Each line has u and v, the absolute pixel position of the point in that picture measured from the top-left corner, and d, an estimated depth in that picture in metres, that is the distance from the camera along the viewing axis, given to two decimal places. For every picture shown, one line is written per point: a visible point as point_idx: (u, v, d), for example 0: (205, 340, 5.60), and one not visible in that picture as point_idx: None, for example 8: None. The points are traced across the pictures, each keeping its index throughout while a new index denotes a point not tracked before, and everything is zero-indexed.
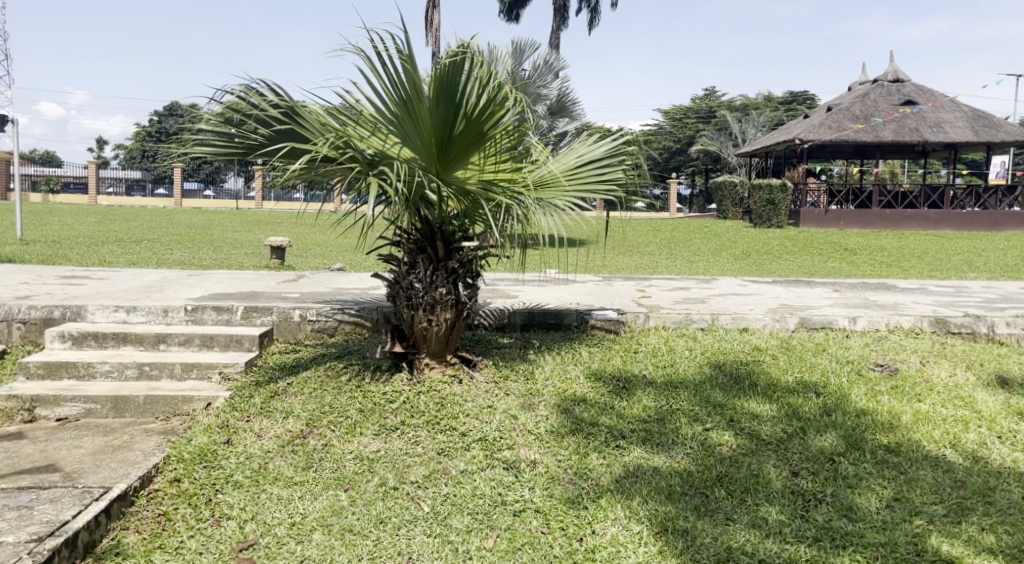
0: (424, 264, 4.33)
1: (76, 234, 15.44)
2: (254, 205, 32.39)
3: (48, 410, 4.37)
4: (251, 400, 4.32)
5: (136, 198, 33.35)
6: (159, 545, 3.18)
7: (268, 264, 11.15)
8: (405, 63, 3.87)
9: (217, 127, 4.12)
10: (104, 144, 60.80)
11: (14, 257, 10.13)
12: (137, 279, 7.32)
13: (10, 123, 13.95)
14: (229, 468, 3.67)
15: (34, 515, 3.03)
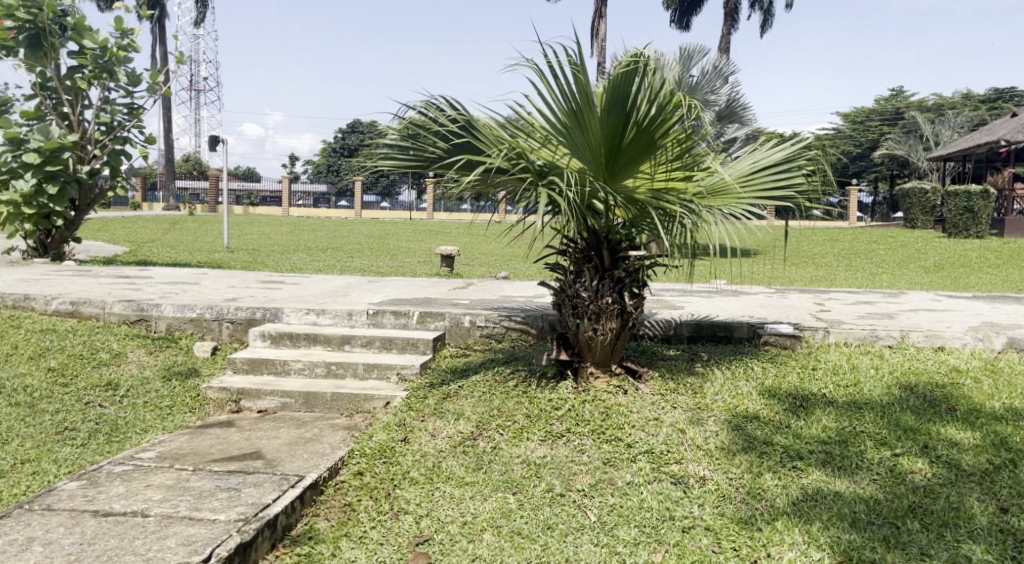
0: (590, 273, 4.36)
1: (272, 243, 16.87)
2: (427, 215, 33.92)
3: (251, 402, 4.79)
4: (425, 400, 4.52)
5: (321, 210, 35.91)
6: (345, 534, 3.38)
7: (439, 271, 11.64)
8: (576, 73, 3.91)
9: (400, 140, 4.35)
10: (294, 160, 66.35)
11: (221, 263, 11.24)
12: (324, 284, 7.87)
13: (219, 142, 15.49)
14: (405, 465, 3.86)
15: (241, 497, 3.31)
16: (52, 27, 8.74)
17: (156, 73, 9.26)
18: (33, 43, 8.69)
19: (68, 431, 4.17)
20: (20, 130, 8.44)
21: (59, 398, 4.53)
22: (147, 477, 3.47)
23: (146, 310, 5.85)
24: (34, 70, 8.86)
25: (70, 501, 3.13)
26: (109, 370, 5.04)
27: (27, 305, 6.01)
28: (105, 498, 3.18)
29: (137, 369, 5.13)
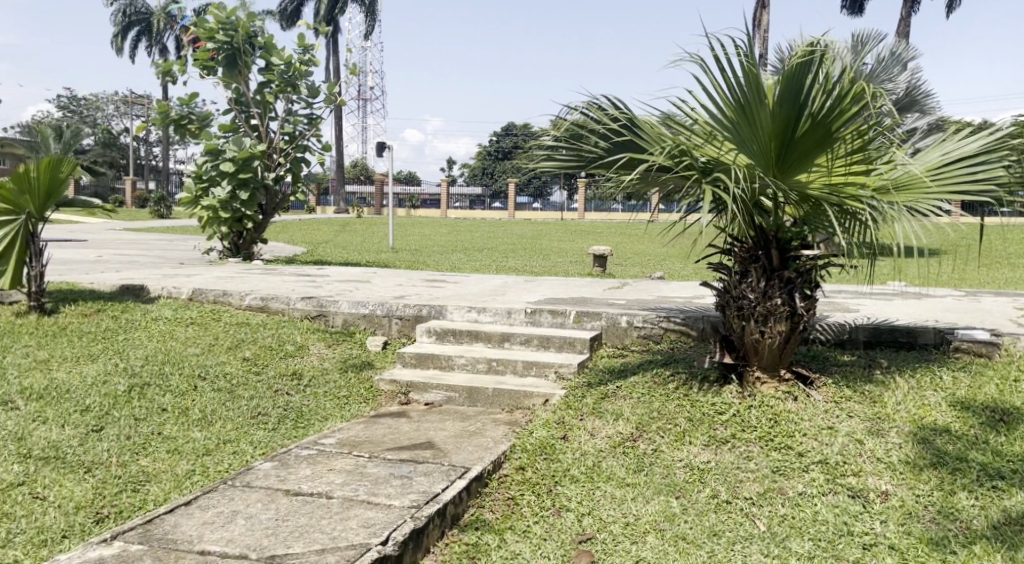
0: (757, 273, 4.16)
1: (432, 243, 17.51)
2: (580, 216, 34.01)
3: (419, 395, 4.98)
4: (583, 400, 4.51)
5: (477, 211, 36.85)
6: (510, 526, 3.43)
7: (594, 271, 11.62)
8: (746, 64, 3.78)
9: (560, 140, 4.33)
10: (451, 163, 68.67)
11: (387, 262, 11.80)
12: (484, 282, 8.06)
13: (386, 149, 16.26)
14: (566, 463, 3.87)
15: (413, 485, 3.44)
16: (245, 47, 9.49)
17: (333, 85, 9.87)
18: (230, 62, 9.45)
19: (261, 415, 4.51)
20: (218, 141, 9.27)
21: (254, 386, 4.91)
22: (329, 461, 3.68)
23: (324, 305, 6.23)
24: (229, 87, 9.66)
25: (264, 480, 3.38)
26: (293, 360, 5.42)
27: (224, 300, 6.57)
28: (294, 479, 3.41)
29: (318, 361, 5.47)
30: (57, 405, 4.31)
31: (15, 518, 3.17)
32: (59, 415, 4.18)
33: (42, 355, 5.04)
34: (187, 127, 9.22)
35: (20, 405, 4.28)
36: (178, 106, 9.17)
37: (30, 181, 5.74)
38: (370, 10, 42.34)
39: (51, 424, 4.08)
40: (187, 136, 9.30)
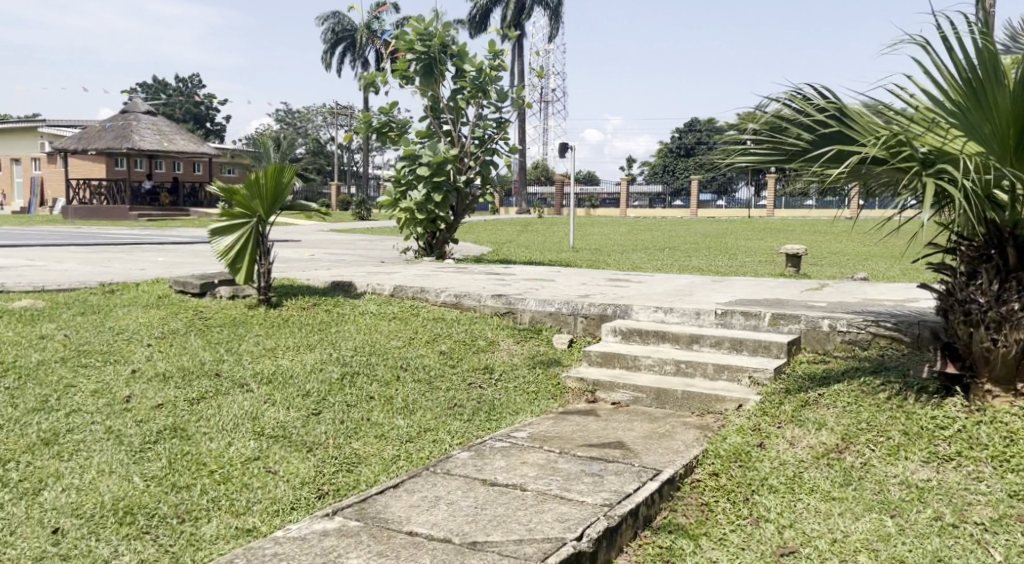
0: (988, 274, 3.76)
1: (613, 243, 17.47)
2: (767, 214, 32.61)
3: (606, 394, 4.95)
4: (781, 407, 4.31)
5: (658, 210, 36.35)
6: (705, 533, 3.32)
7: (785, 272, 11.08)
8: (981, 42, 3.45)
9: (759, 134, 4.10)
10: (632, 163, 68.37)
11: (571, 261, 11.90)
12: (669, 282, 7.92)
13: (569, 150, 16.38)
14: (764, 471, 3.70)
15: (605, 484, 3.41)
16: (440, 56, 9.94)
17: (521, 89, 10.12)
18: (427, 71, 9.95)
19: (457, 407, 4.70)
20: (415, 147, 9.76)
21: (450, 378, 5.13)
22: (523, 455, 3.77)
23: (513, 303, 6.38)
24: (426, 94, 10.14)
25: (463, 468, 3.51)
26: (485, 355, 5.59)
27: (421, 296, 6.91)
28: (490, 469, 3.52)
29: (508, 356, 5.62)
30: (282, 389, 4.73)
31: (252, 487, 3.52)
32: (284, 398, 4.59)
33: (268, 343, 5.56)
34: (388, 134, 9.77)
35: (253, 388, 4.74)
36: (379, 115, 9.72)
37: (259, 187, 6.36)
38: (555, 13, 42.92)
39: (279, 406, 4.48)
40: (388, 142, 9.86)
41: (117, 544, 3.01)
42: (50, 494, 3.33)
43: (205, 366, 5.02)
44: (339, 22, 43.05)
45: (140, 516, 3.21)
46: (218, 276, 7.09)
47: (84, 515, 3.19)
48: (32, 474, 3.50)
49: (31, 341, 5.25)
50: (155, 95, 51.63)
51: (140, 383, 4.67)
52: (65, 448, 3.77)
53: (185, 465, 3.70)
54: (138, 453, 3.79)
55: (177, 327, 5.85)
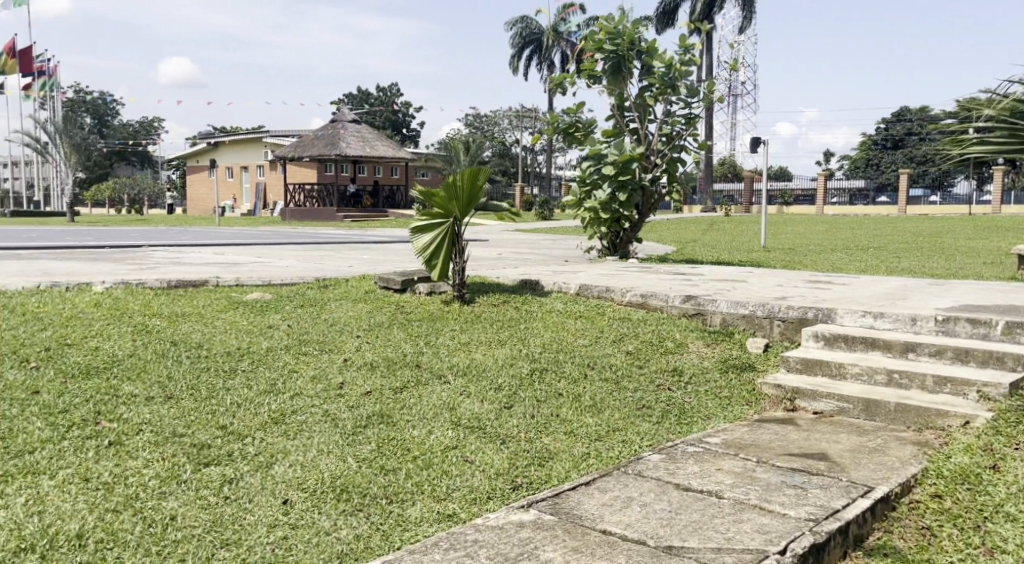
0: None
1: (808, 242, 16.57)
2: (988, 210, 29.54)
3: (807, 403, 4.67)
4: (1020, 426, 3.90)
5: (860, 207, 33.98)
6: (927, 559, 3.00)
7: (1013, 274, 9.98)
8: None
9: (999, 120, 3.62)
10: (829, 157, 64.43)
11: (764, 262, 11.42)
12: (877, 285, 7.37)
13: (761, 146, 15.72)
14: (998, 497, 3.34)
15: (809, 497, 3.21)
16: (630, 54, 9.84)
17: (713, 84, 9.83)
18: (615, 70, 9.89)
19: (646, 408, 4.64)
20: (600, 146, 9.69)
21: (639, 378, 5.08)
22: (718, 461, 3.65)
23: (704, 304, 6.21)
24: (614, 93, 10.10)
25: (655, 470, 3.46)
26: (675, 357, 5.49)
27: (607, 295, 6.90)
28: (684, 473, 3.45)
29: (699, 359, 5.47)
30: (477, 383, 4.90)
31: (452, 475, 3.70)
32: (478, 391, 4.75)
33: (463, 338, 5.79)
34: (573, 134, 9.77)
35: (450, 379, 4.95)
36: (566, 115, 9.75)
37: (456, 188, 6.60)
38: (747, 2, 41.24)
39: (474, 398, 4.65)
40: (574, 142, 9.89)
41: (335, 518, 3.28)
42: (279, 468, 3.67)
43: (407, 357, 5.31)
44: (527, 26, 43.94)
45: (355, 495, 3.48)
46: (417, 272, 7.47)
47: (308, 489, 3.50)
48: (264, 449, 3.86)
49: (260, 330, 5.81)
50: (359, 104, 55.37)
51: (351, 371, 5.03)
52: (290, 427, 4.14)
53: (392, 449, 3.95)
54: (351, 436, 4.08)
55: (382, 320, 6.24)
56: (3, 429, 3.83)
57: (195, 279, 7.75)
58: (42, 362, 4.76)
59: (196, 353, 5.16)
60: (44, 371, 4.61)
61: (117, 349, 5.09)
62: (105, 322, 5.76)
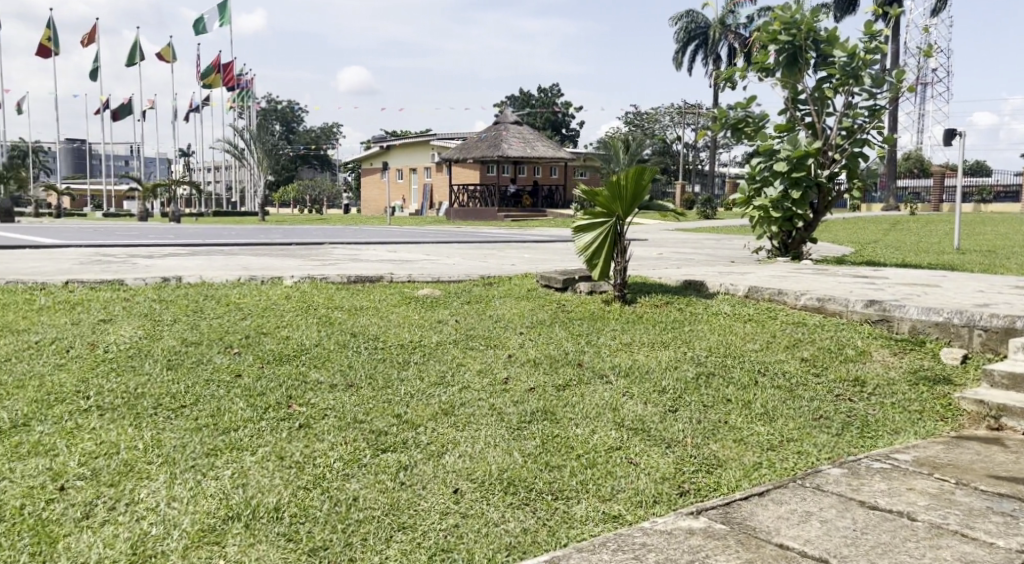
0: None
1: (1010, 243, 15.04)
2: None
3: (1014, 422, 4.23)
4: None
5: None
6: None
7: None
8: None
9: None
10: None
11: (958, 264, 10.48)
12: None
13: (954, 139, 14.45)
14: None
15: (1020, 526, 2.89)
16: (807, 44, 9.34)
17: (901, 72, 9.15)
18: (790, 61, 9.42)
19: (824, 419, 4.38)
20: (773, 141, 9.25)
21: (814, 387, 4.82)
22: (909, 480, 3.38)
23: (890, 310, 5.79)
24: (788, 86, 9.63)
25: (837, 485, 3.26)
26: (856, 365, 5.15)
27: (780, 298, 6.60)
28: (869, 491, 3.22)
29: (883, 369, 5.11)
30: (640, 384, 4.83)
31: (617, 476, 3.69)
32: (642, 393, 4.68)
33: (625, 338, 5.73)
34: (743, 129, 9.39)
35: (612, 379, 4.92)
36: (736, 110, 9.39)
37: (620, 188, 6.56)
38: None
39: (637, 400, 4.59)
40: (743, 138, 9.51)
41: (503, 510, 3.39)
42: (450, 458, 3.80)
43: (569, 356, 5.33)
44: (693, 21, 42.85)
45: (521, 488, 3.55)
46: (579, 272, 7.49)
47: (476, 480, 3.61)
48: (435, 438, 4.01)
49: (430, 324, 6.04)
50: (522, 105, 56.28)
51: (515, 367, 5.12)
52: (459, 418, 4.27)
53: (557, 446, 3.98)
54: (516, 431, 4.15)
55: (544, 318, 6.30)
56: (211, 407, 4.21)
57: (371, 275, 8.17)
58: (242, 348, 5.20)
59: (373, 345, 5.44)
60: (244, 356, 5.03)
61: (305, 339, 5.46)
62: (294, 313, 6.20)
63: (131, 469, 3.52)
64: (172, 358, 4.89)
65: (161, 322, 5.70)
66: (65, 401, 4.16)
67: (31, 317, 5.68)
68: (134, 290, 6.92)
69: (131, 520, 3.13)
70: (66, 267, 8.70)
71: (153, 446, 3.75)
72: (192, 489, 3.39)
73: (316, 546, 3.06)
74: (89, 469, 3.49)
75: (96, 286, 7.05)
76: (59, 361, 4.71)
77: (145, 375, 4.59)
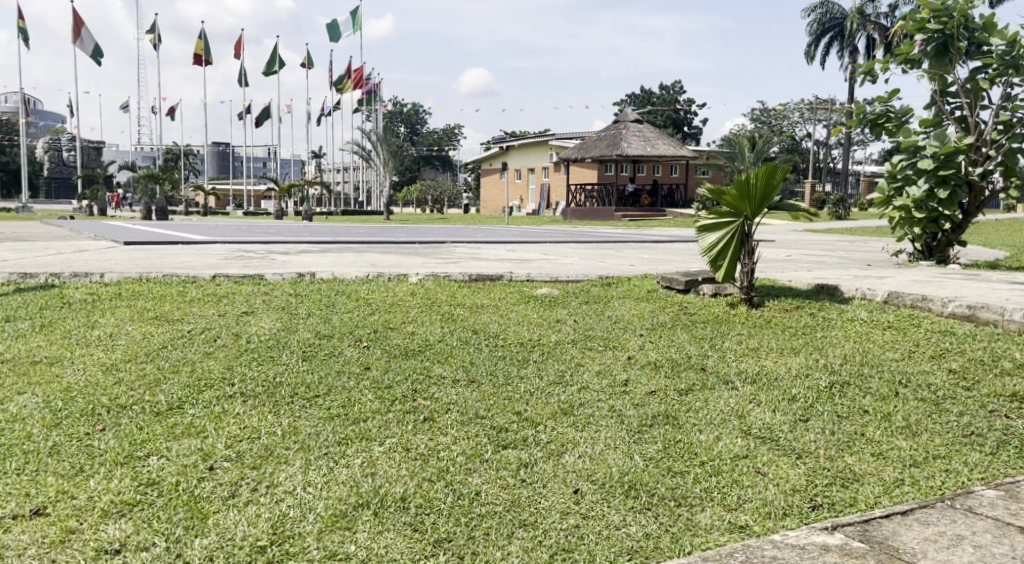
0: None
1: None
2: None
3: None
4: None
5: None
6: None
7: None
8: None
9: None
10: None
11: None
12: None
13: None
14: None
15: None
16: (959, 32, 8.72)
17: None
18: (940, 52, 8.83)
19: (974, 436, 4.07)
20: (917, 138, 8.71)
21: (963, 401, 4.48)
22: None
23: None
24: (937, 78, 9.03)
25: (992, 509, 3.02)
26: (1012, 379, 4.76)
27: (924, 305, 6.21)
28: None
29: None
30: (768, 391, 4.66)
31: (743, 485, 3.58)
32: (770, 400, 4.51)
33: (752, 343, 5.54)
34: (884, 125, 8.89)
35: (738, 385, 4.77)
36: (876, 104, 8.90)
37: (749, 187, 6.34)
38: None
39: (764, 407, 4.43)
40: (883, 134, 9.00)
41: (624, 513, 3.35)
42: (570, 458, 3.79)
43: (692, 359, 5.21)
44: (828, 12, 40.97)
45: (643, 493, 3.50)
46: (702, 273, 7.31)
47: (597, 482, 3.58)
48: (556, 438, 4.01)
49: (550, 324, 6.05)
50: (644, 103, 55.56)
51: (636, 369, 5.04)
52: (579, 418, 4.25)
53: (679, 452, 3.89)
54: (637, 434, 4.09)
55: (665, 320, 6.19)
56: (342, 398, 4.38)
57: (492, 274, 8.28)
58: (370, 342, 5.39)
59: (494, 342, 5.51)
60: (372, 350, 5.21)
61: (429, 334, 5.60)
62: (419, 309, 6.37)
63: (271, 453, 3.71)
64: (307, 349, 5.13)
65: (296, 315, 5.98)
66: (212, 386, 4.44)
67: (183, 307, 6.10)
68: (273, 284, 7.31)
69: (271, 502, 3.30)
70: (211, 261, 9.29)
71: (291, 432, 3.94)
72: (325, 475, 3.54)
73: (440, 538, 3.14)
74: (234, 451, 3.70)
75: (239, 280, 7.49)
76: (207, 349, 5.03)
77: (283, 365, 4.83)
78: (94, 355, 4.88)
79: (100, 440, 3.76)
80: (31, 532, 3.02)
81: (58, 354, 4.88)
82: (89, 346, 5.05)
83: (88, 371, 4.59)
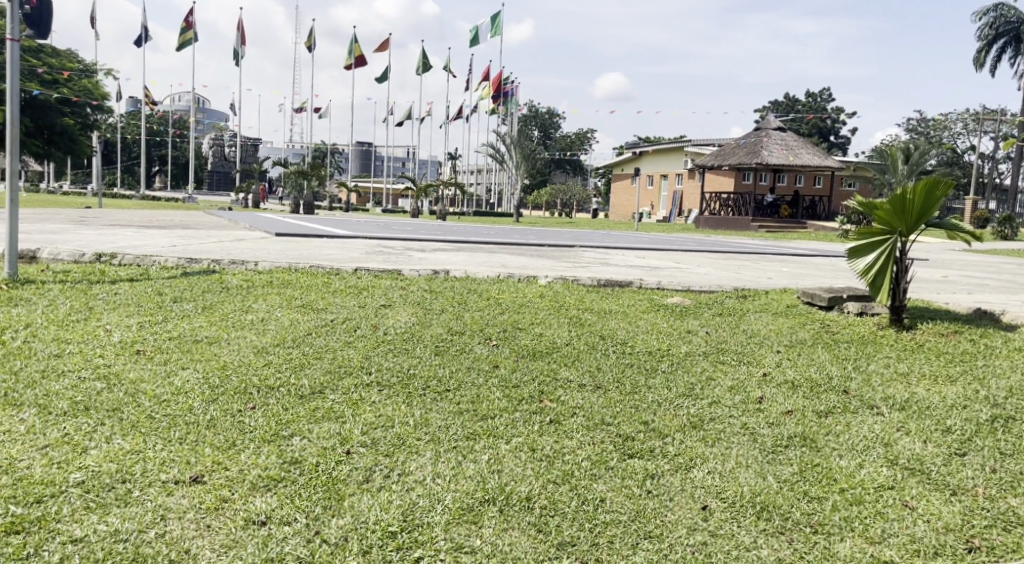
0: None
1: None
2: None
3: None
4: None
5: None
6: None
7: None
8: None
9: None
10: None
11: None
12: None
13: None
14: None
15: None
16: None
17: None
18: None
19: None
20: None
21: None
22: None
23: None
24: None
25: None
26: None
27: None
28: None
29: None
30: (919, 420, 4.35)
31: (888, 518, 3.37)
32: (920, 430, 4.21)
33: (901, 367, 5.20)
34: None
35: (885, 411, 4.48)
36: None
37: (905, 202, 5.97)
38: None
39: (914, 437, 4.14)
40: None
41: (755, 535, 3.23)
42: (699, 473, 3.68)
43: (834, 381, 4.94)
44: (1003, 16, 37.85)
45: (776, 516, 3.36)
46: (848, 291, 6.93)
47: (727, 500, 3.47)
48: (684, 450, 3.91)
49: (681, 334, 5.91)
50: (788, 111, 53.44)
51: (771, 387, 4.83)
52: (709, 434, 4.12)
53: (817, 476, 3.71)
54: (771, 454, 3.93)
55: (805, 337, 5.92)
56: (471, 394, 4.46)
57: (623, 279, 8.20)
58: (500, 341, 5.46)
59: (622, 349, 5.45)
60: (501, 348, 5.28)
61: (557, 337, 5.61)
62: (548, 312, 6.39)
63: (403, 442, 3.83)
64: (439, 344, 5.26)
65: (431, 311, 6.14)
66: (351, 374, 4.64)
67: (326, 298, 6.39)
68: (409, 279, 7.53)
69: (402, 489, 3.40)
70: (354, 255, 9.69)
71: (422, 424, 4.04)
72: (454, 468, 3.61)
73: (564, 541, 3.14)
74: (370, 438, 3.84)
75: (379, 274, 7.75)
76: (347, 339, 5.26)
77: (416, 358, 4.97)
78: (248, 337, 5.20)
79: (251, 417, 4.00)
80: (189, 498, 3.25)
81: (216, 334, 5.24)
82: (243, 329, 5.39)
83: (243, 352, 4.90)
